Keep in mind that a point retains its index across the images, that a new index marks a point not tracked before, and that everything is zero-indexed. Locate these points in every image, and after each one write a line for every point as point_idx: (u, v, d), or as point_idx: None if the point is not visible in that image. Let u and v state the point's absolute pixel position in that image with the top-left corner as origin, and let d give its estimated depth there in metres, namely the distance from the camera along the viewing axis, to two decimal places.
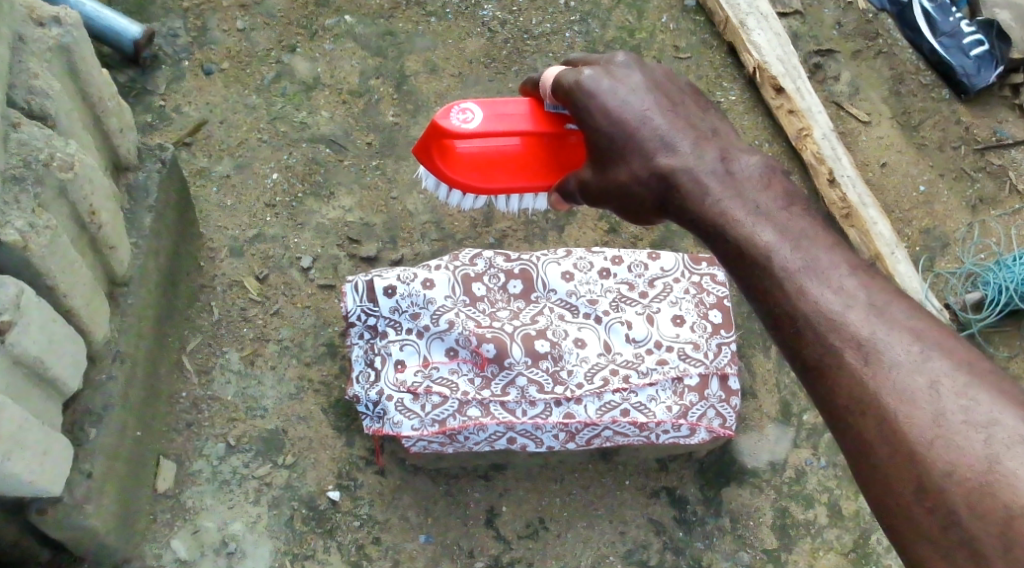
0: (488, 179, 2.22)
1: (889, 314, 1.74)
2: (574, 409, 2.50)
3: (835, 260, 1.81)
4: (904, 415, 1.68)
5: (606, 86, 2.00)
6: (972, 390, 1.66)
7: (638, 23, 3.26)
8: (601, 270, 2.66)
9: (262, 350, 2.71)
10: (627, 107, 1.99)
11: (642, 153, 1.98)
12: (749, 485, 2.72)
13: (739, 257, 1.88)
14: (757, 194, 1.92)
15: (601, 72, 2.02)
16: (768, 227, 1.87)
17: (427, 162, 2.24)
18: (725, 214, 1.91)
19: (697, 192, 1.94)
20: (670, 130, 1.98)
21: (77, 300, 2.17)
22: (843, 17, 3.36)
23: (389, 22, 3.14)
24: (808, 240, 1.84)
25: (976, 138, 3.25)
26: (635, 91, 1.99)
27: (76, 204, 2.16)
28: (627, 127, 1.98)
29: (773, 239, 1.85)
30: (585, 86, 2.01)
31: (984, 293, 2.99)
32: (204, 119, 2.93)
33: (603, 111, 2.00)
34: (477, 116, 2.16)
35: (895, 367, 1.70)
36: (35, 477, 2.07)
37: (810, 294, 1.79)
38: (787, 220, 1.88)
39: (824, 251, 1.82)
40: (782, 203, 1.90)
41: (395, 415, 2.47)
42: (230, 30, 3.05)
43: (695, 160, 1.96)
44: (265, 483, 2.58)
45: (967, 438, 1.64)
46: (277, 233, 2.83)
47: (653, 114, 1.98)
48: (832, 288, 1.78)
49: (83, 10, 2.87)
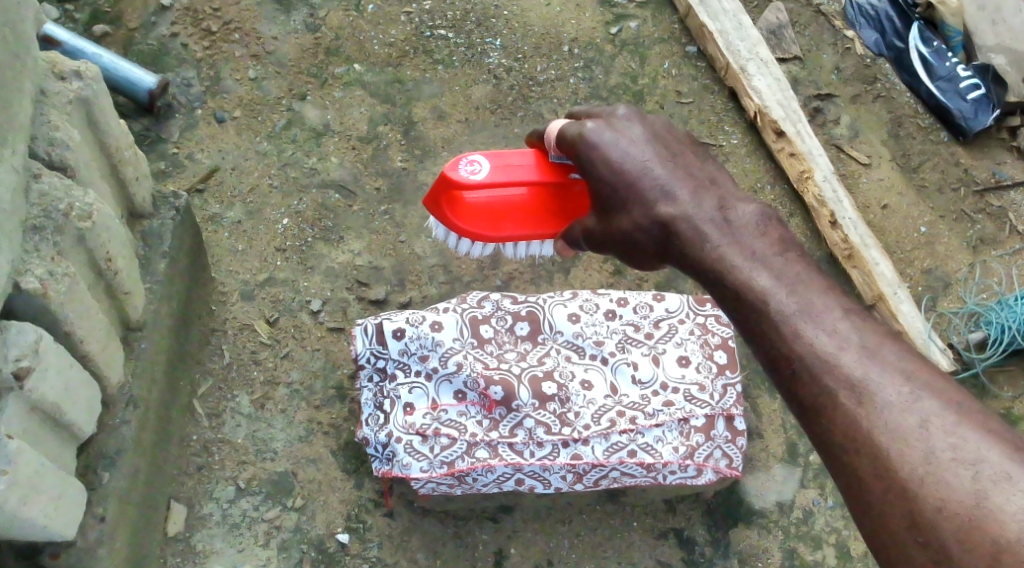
0: (496, 228, 2.28)
1: (882, 356, 1.77)
2: (581, 450, 2.52)
3: (829, 304, 1.85)
4: (896, 453, 1.70)
5: (608, 138, 2.04)
6: (961, 429, 1.69)
7: (640, 69, 3.31)
8: (607, 312, 2.69)
9: (272, 393, 2.73)
10: (627, 158, 2.03)
11: (642, 203, 2.01)
12: (757, 526, 2.73)
13: (739, 302, 1.91)
14: (755, 241, 1.95)
15: (603, 124, 2.06)
16: (765, 272, 1.91)
17: (439, 213, 2.30)
18: (722, 260, 1.94)
19: (696, 239, 1.97)
20: (669, 178, 2.01)
21: (93, 346, 2.20)
22: (841, 61, 3.42)
23: (398, 70, 3.20)
24: (803, 284, 1.88)
25: (976, 180, 3.29)
26: (635, 141, 2.04)
27: (95, 252, 2.20)
28: (627, 177, 2.02)
29: (769, 284, 1.89)
30: (587, 138, 2.05)
31: (987, 332, 3.02)
32: (215, 166, 2.98)
33: (604, 161, 2.04)
34: (484, 167, 2.21)
35: (887, 407, 1.73)
36: (50, 522, 2.09)
37: (805, 336, 1.82)
38: (783, 266, 1.91)
39: (818, 294, 1.86)
40: (778, 249, 1.94)
41: (404, 457, 2.50)
42: (242, 79, 3.11)
43: (694, 208, 1.99)
44: (275, 526, 2.60)
45: (955, 475, 1.66)
46: (287, 277, 2.87)
47: (653, 164, 2.02)
48: (826, 330, 1.81)
49: (101, 62, 2.93)
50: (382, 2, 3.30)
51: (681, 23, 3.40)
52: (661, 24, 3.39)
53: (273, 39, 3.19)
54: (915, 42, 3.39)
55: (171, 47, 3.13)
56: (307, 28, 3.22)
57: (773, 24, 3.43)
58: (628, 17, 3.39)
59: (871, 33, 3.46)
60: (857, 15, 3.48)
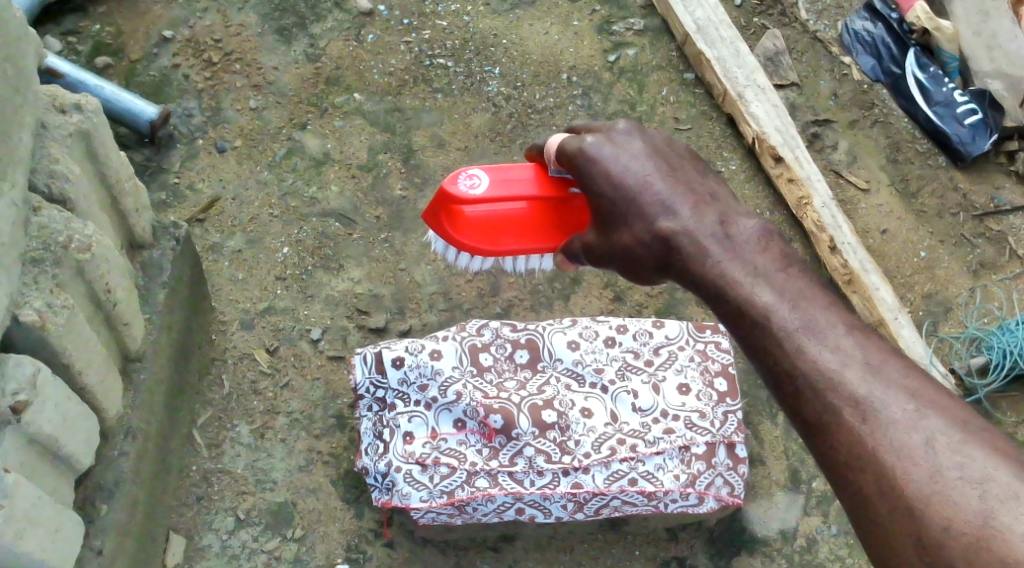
0: (495, 243, 2.27)
1: (886, 373, 1.77)
2: (581, 479, 2.51)
3: (832, 320, 1.84)
4: (902, 471, 1.69)
5: (608, 152, 2.04)
6: (967, 447, 1.68)
7: (639, 96, 3.32)
8: (606, 339, 2.68)
9: (272, 423, 2.72)
10: (628, 172, 2.02)
11: (644, 218, 2.01)
12: (760, 554, 2.72)
13: (742, 318, 1.91)
14: (756, 257, 1.95)
15: (603, 138, 2.06)
16: (767, 287, 1.90)
17: (437, 226, 2.29)
18: (724, 275, 1.94)
19: (698, 253, 1.97)
20: (670, 193, 2.01)
21: (92, 377, 2.20)
22: (839, 87, 3.43)
23: (397, 99, 3.21)
24: (806, 300, 1.87)
25: (975, 205, 3.29)
26: (636, 156, 2.03)
27: (93, 283, 2.20)
28: (628, 192, 2.02)
29: (772, 300, 1.88)
30: (588, 152, 2.05)
31: (989, 357, 3.00)
32: (216, 196, 2.98)
33: (605, 175, 2.03)
34: (483, 182, 2.22)
35: (892, 425, 1.72)
36: (48, 555, 2.07)
37: (808, 352, 1.81)
38: (785, 281, 1.91)
39: (822, 311, 1.85)
40: (780, 264, 1.93)
41: (404, 487, 2.49)
42: (243, 109, 3.12)
43: (695, 222, 1.99)
44: (274, 557, 2.59)
45: (962, 494, 1.65)
46: (287, 305, 2.87)
47: (654, 179, 2.02)
48: (830, 347, 1.81)
49: (103, 94, 2.94)
50: (382, 32, 3.31)
51: (679, 51, 3.41)
52: (658, 52, 3.40)
53: (274, 70, 3.20)
54: (911, 68, 3.39)
55: (173, 78, 3.14)
56: (307, 58, 3.23)
57: (771, 51, 3.44)
58: (626, 44, 3.40)
59: (869, 58, 3.47)
60: (853, 42, 3.49)
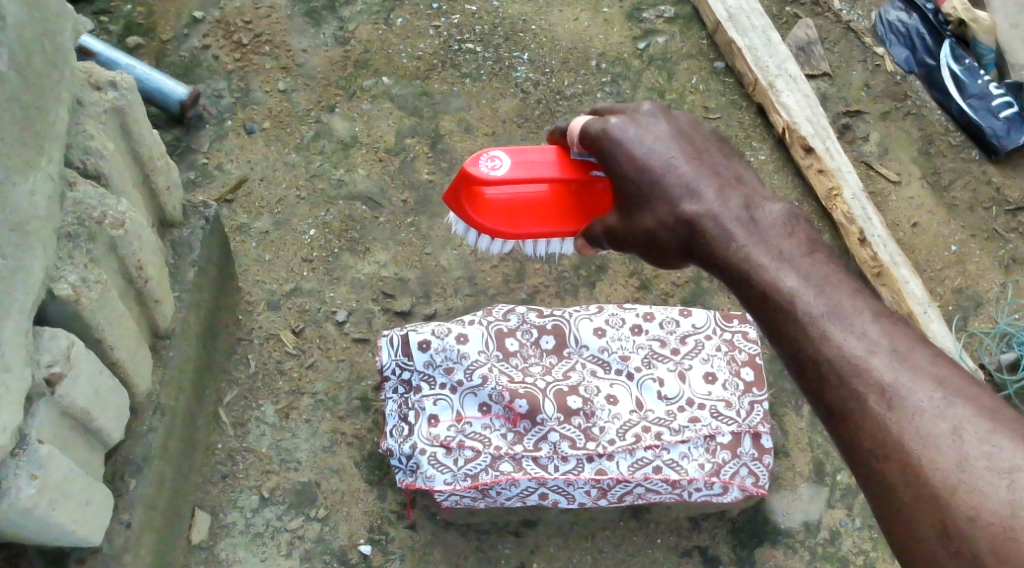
0: (515, 226, 2.26)
1: (913, 360, 1.76)
2: (606, 465, 2.51)
3: (858, 307, 1.83)
4: (928, 460, 1.69)
5: (632, 134, 2.03)
6: (996, 437, 1.67)
7: (668, 84, 3.31)
8: (633, 327, 2.68)
9: (297, 403, 2.73)
10: (652, 155, 2.01)
11: (668, 201, 2.00)
12: (783, 546, 2.71)
13: (765, 303, 1.90)
14: (782, 241, 1.94)
15: (627, 120, 2.05)
16: (792, 273, 1.89)
17: (457, 209, 2.28)
18: (748, 259, 1.93)
19: (722, 237, 1.96)
20: (695, 176, 2.00)
21: (123, 353, 2.21)
22: (871, 78, 3.40)
23: (425, 83, 3.21)
24: (832, 286, 1.86)
25: (1008, 199, 3.26)
26: (661, 138, 2.02)
27: (126, 259, 2.21)
28: (653, 174, 2.01)
29: (797, 285, 1.87)
30: (612, 134, 2.04)
31: (1019, 353, 2.98)
32: (244, 176, 2.99)
33: (629, 158, 2.02)
34: (502, 163, 2.22)
35: (919, 413, 1.71)
36: (78, 527, 2.09)
37: (833, 339, 1.80)
38: (810, 266, 1.89)
39: (847, 296, 1.84)
40: (805, 249, 1.92)
41: (428, 470, 2.49)
42: (272, 91, 3.13)
43: (720, 206, 1.97)
44: (298, 536, 2.60)
45: (990, 484, 1.64)
46: (313, 287, 2.87)
47: (678, 161, 2.01)
48: (855, 333, 1.80)
49: (135, 74, 2.96)
50: (411, 16, 3.31)
51: (709, 39, 3.39)
52: (689, 40, 3.38)
53: (303, 52, 3.20)
54: (946, 60, 3.37)
55: (203, 59, 3.15)
56: (336, 41, 3.23)
57: (803, 40, 3.42)
58: (656, 32, 3.39)
59: (902, 50, 3.44)
60: (887, 32, 3.47)
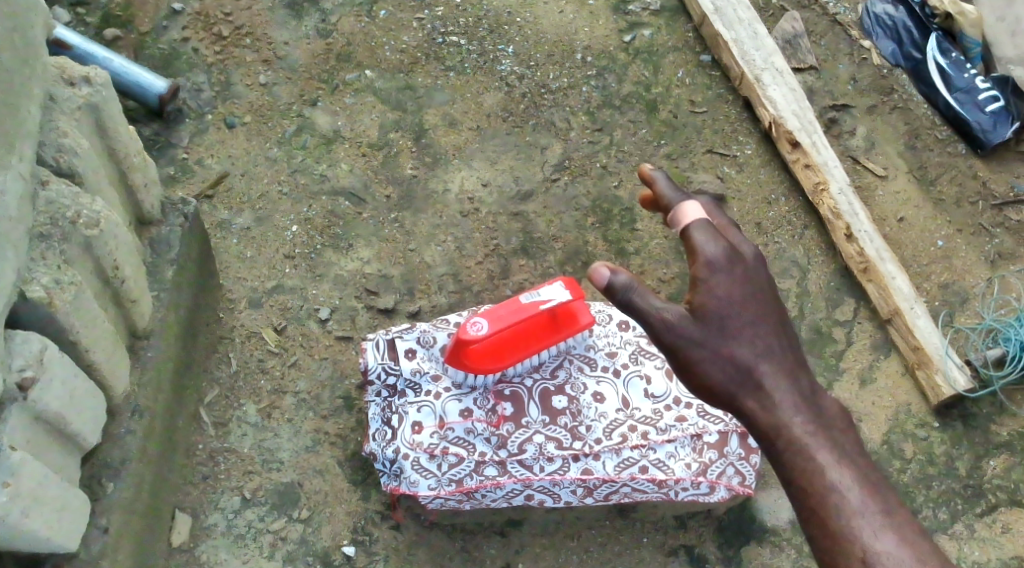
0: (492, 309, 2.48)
1: None
2: (592, 465, 2.49)
3: (893, 504, 1.77)
4: None
5: (723, 263, 1.89)
6: None
7: (654, 78, 3.28)
8: (620, 323, 2.64)
9: (279, 402, 2.70)
10: (735, 294, 1.89)
11: (738, 350, 1.87)
12: (770, 545, 2.70)
13: (802, 482, 1.81)
14: (828, 410, 1.86)
15: (726, 248, 1.90)
16: (831, 449, 1.82)
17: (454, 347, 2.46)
18: (797, 422, 1.84)
19: (779, 397, 1.85)
20: (767, 322, 1.89)
21: (99, 355, 2.17)
22: (857, 72, 3.39)
23: (409, 77, 3.17)
24: (875, 476, 1.79)
25: (994, 193, 3.23)
26: (744, 280, 1.90)
27: (101, 259, 2.17)
28: (729, 317, 1.88)
29: (836, 466, 1.80)
30: (710, 264, 1.89)
31: (1006, 349, 2.94)
32: (225, 171, 2.95)
33: (713, 296, 1.88)
34: (489, 326, 2.42)
35: None
36: (52, 532, 2.05)
37: (873, 542, 1.73)
38: (850, 446, 1.83)
39: (887, 485, 1.79)
40: (844, 423, 1.86)
41: (411, 474, 2.47)
42: (253, 85, 3.09)
43: (784, 362, 1.87)
44: (280, 538, 2.57)
45: None
46: (295, 284, 2.84)
47: (758, 306, 1.89)
48: (896, 539, 1.74)
49: (112, 67, 2.92)
50: (394, 9, 3.27)
51: (696, 32, 3.36)
52: (675, 33, 3.35)
53: (285, 45, 3.16)
54: (933, 53, 3.34)
55: (182, 52, 3.11)
56: (318, 34, 3.19)
57: (789, 33, 3.39)
58: (642, 25, 3.36)
59: (889, 43, 3.42)
60: (874, 25, 3.45)
